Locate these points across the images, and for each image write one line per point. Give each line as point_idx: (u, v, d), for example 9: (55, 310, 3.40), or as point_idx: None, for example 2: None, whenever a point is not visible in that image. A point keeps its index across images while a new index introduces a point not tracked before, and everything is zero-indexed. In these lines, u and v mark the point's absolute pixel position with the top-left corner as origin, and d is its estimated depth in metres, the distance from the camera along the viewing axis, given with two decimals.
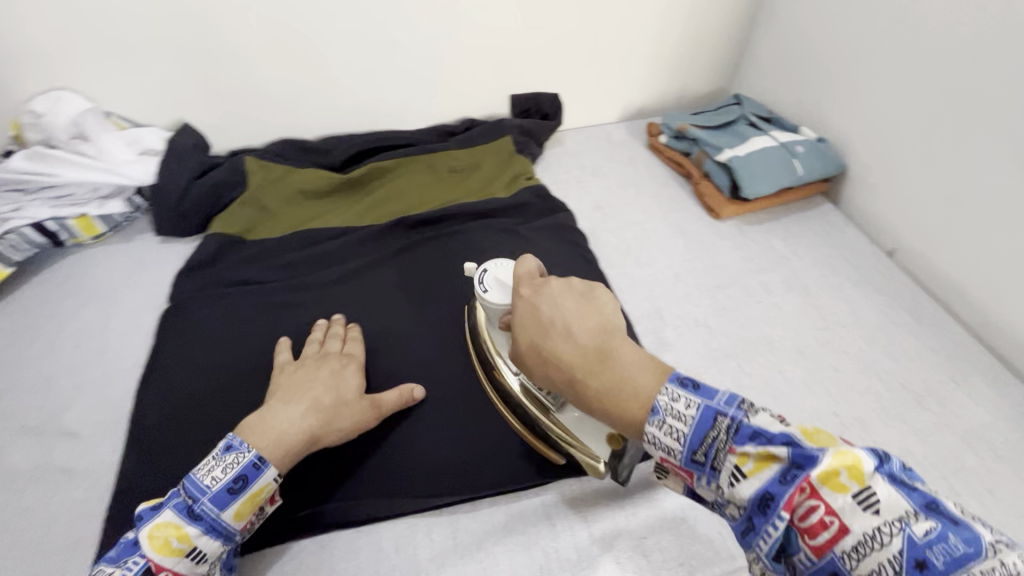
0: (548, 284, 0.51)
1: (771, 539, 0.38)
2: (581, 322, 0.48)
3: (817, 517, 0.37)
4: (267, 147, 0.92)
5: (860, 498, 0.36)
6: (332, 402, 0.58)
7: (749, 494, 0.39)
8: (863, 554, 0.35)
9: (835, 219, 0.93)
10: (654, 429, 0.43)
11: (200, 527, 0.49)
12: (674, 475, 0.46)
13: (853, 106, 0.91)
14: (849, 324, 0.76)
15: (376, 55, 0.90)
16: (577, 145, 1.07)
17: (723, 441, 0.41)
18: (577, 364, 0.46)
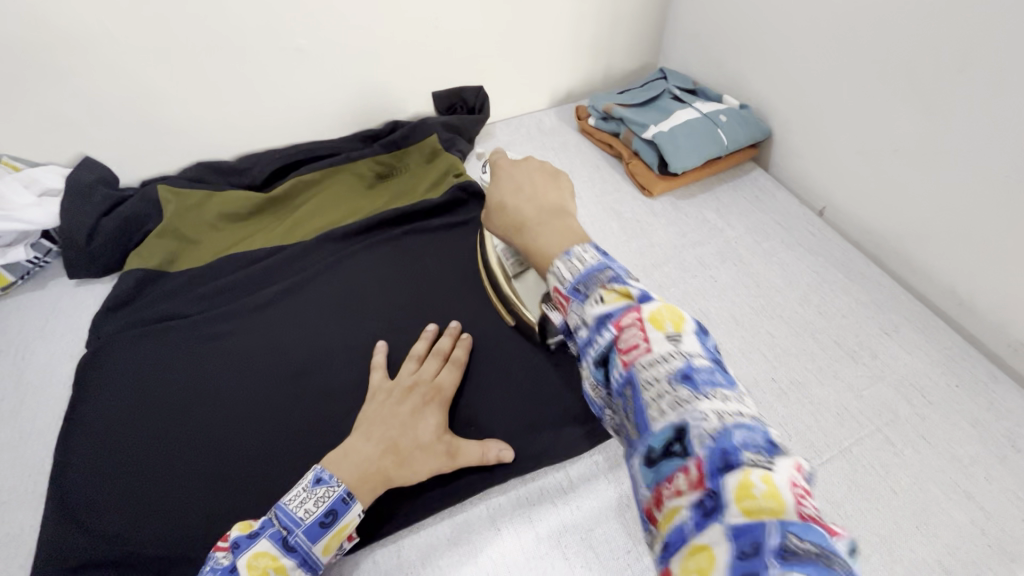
0: (527, 162, 0.59)
1: (598, 345, 0.41)
2: (528, 202, 0.54)
3: (635, 340, 0.39)
4: (182, 174, 0.88)
5: (672, 336, 0.39)
6: (410, 446, 0.56)
7: (596, 313, 0.42)
8: (653, 369, 0.38)
9: (765, 184, 0.93)
10: (561, 264, 0.46)
11: (292, 559, 0.48)
12: (559, 309, 0.47)
13: (771, 71, 0.91)
14: (783, 288, 0.77)
15: (286, 67, 0.87)
16: (508, 136, 1.06)
17: (603, 280, 0.43)
18: (526, 216, 0.53)
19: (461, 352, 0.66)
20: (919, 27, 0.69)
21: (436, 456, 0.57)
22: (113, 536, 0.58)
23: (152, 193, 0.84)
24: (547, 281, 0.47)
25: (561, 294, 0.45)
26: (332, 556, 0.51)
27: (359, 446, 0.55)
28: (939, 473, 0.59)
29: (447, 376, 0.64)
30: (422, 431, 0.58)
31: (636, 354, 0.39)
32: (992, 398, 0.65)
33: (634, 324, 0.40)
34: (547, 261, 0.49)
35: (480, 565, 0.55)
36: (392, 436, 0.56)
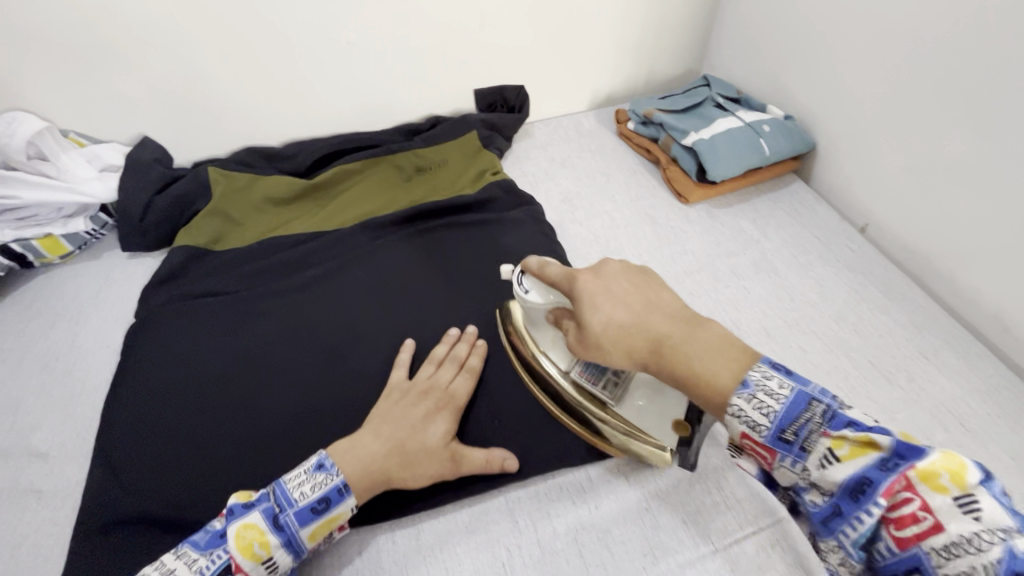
0: (609, 265, 0.56)
1: (861, 527, 0.41)
2: (639, 317, 0.52)
3: (911, 510, 0.39)
4: (231, 157, 0.92)
5: (962, 499, 0.38)
6: (415, 449, 0.57)
7: (840, 475, 0.42)
8: (955, 554, 0.38)
9: (805, 197, 0.92)
10: (742, 402, 0.45)
11: (278, 536, 0.50)
12: (749, 455, 0.48)
13: (819, 82, 0.89)
14: (819, 303, 0.75)
15: (335, 58, 0.90)
16: (545, 136, 1.06)
17: (815, 420, 0.44)
18: (664, 333, 0.51)
19: (476, 361, 0.66)
20: (977, 43, 0.67)
21: (436, 461, 0.57)
22: (144, 498, 0.61)
23: (203, 175, 0.88)
24: (728, 424, 0.47)
25: (754, 441, 0.45)
26: (318, 541, 0.52)
27: (367, 442, 0.57)
28: None
29: (460, 385, 0.64)
30: (430, 433, 0.58)
31: (915, 531, 0.39)
32: None
33: (900, 486, 0.40)
34: (721, 393, 0.47)
35: (496, 554, 0.56)
36: (400, 436, 0.57)
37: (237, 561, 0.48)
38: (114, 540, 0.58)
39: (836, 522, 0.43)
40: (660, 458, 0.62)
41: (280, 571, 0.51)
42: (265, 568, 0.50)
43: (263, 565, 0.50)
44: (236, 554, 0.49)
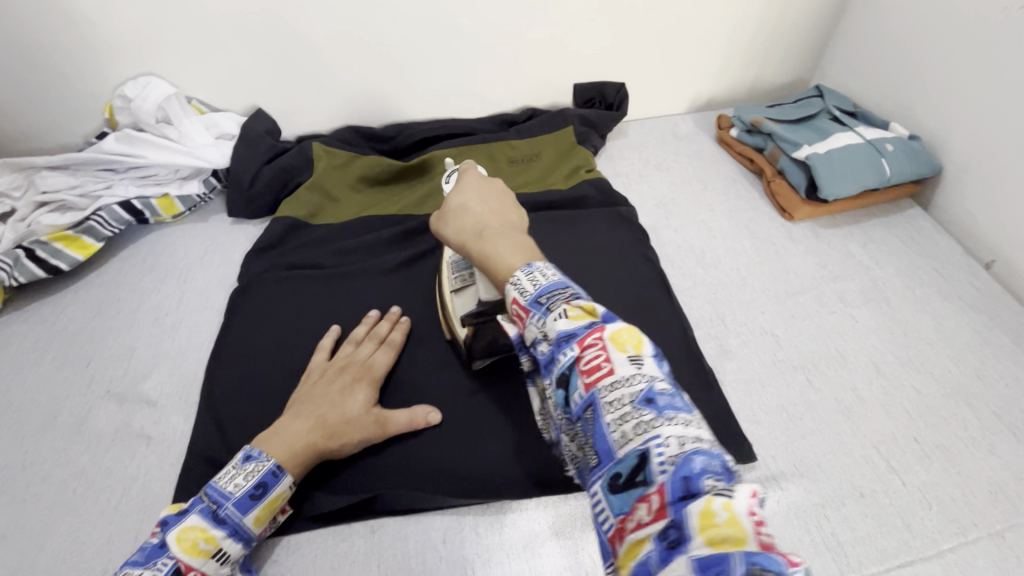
0: (469, 181, 0.59)
1: (562, 361, 0.40)
2: (491, 212, 0.55)
3: (597, 361, 0.39)
4: (332, 134, 0.94)
5: (633, 357, 0.39)
6: (335, 419, 0.57)
7: (560, 329, 0.41)
8: (614, 389, 0.38)
9: (924, 225, 0.85)
10: (522, 274, 0.46)
11: (225, 531, 0.50)
12: (516, 324, 0.47)
13: (954, 102, 0.82)
14: (935, 341, 0.70)
15: (443, 43, 0.90)
16: (640, 137, 1.03)
17: (565, 297, 0.44)
18: (489, 225, 0.54)
19: (398, 336, 0.68)
20: None
21: (368, 426, 0.58)
22: None
23: (307, 150, 0.90)
24: (506, 292, 0.47)
25: (518, 305, 0.45)
26: (266, 525, 0.53)
27: (294, 420, 0.57)
28: None
29: (380, 357, 0.65)
30: (351, 402, 0.59)
31: (597, 375, 0.39)
32: None
33: (594, 344, 0.40)
34: (506, 273, 0.49)
35: (580, 561, 0.55)
36: (320, 409, 0.58)
37: (190, 564, 0.48)
38: None
39: (552, 366, 0.41)
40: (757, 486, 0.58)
41: (233, 560, 0.51)
42: (218, 560, 0.50)
43: (218, 561, 0.50)
44: (187, 559, 0.48)
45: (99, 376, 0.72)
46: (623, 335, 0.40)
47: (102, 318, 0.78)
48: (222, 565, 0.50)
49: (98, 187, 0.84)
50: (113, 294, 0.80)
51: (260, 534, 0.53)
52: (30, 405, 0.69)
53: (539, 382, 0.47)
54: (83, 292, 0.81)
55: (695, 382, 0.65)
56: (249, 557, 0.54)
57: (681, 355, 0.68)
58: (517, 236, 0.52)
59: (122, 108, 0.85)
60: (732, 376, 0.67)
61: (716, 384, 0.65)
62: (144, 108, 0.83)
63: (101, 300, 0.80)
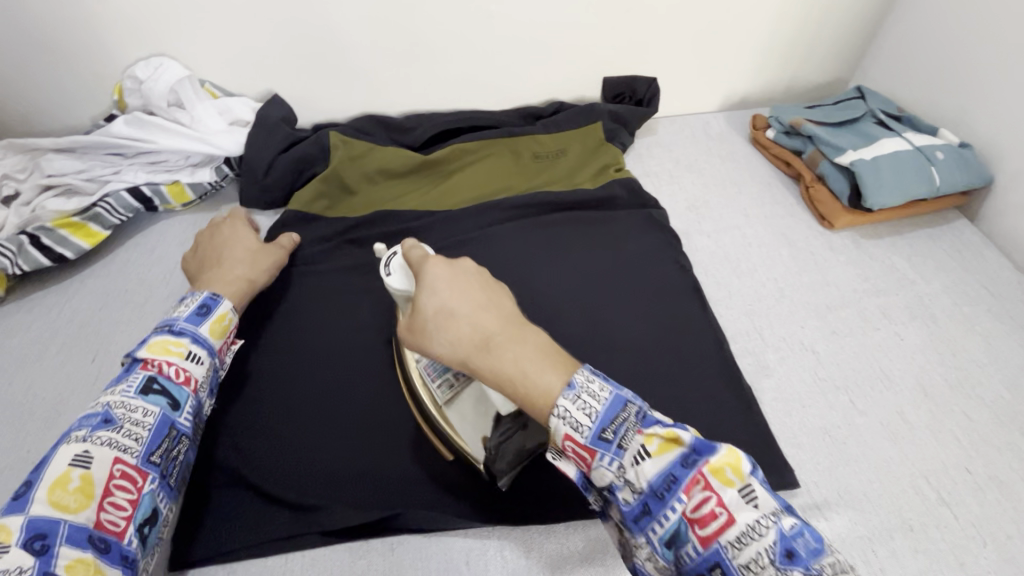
0: (433, 268, 0.49)
1: (666, 524, 0.39)
2: (482, 311, 0.47)
3: (710, 508, 0.38)
4: (350, 123, 0.90)
5: (741, 491, 0.38)
6: (249, 254, 0.68)
7: (648, 473, 0.40)
8: (744, 545, 0.37)
9: (970, 238, 0.81)
10: (568, 404, 0.41)
11: (187, 338, 0.55)
12: (569, 459, 0.43)
13: (1010, 109, 0.78)
14: (986, 364, 0.66)
15: (469, 31, 0.85)
16: (671, 135, 0.99)
17: (631, 422, 0.41)
18: (494, 330, 0.46)
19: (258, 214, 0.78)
20: None
21: (272, 251, 0.70)
22: (258, 463, 0.58)
23: (323, 138, 0.85)
24: (552, 427, 0.41)
25: (578, 444, 0.41)
26: (222, 340, 0.58)
27: (216, 280, 0.63)
28: None
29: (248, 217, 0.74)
30: (247, 240, 0.69)
31: (716, 528, 0.38)
32: None
33: (698, 486, 0.39)
34: (542, 401, 0.42)
35: None
36: (232, 264, 0.66)
37: (158, 359, 0.52)
38: (219, 495, 0.56)
39: (653, 518, 0.40)
40: (801, 515, 0.54)
41: (204, 364, 0.55)
42: (190, 362, 0.54)
43: (187, 360, 0.54)
44: (153, 358, 0.52)
45: (105, 371, 0.68)
46: (716, 462, 0.39)
47: (107, 310, 0.74)
48: (195, 366, 0.54)
49: (106, 171, 0.80)
50: (119, 286, 0.77)
51: (220, 352, 0.58)
52: (32, 400, 0.66)
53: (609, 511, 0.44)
54: (89, 282, 0.77)
55: (732, 401, 0.62)
56: (217, 377, 0.58)
57: (718, 370, 0.64)
58: (528, 340, 0.45)
59: (132, 89, 0.81)
60: (771, 395, 0.63)
61: (756, 404, 0.62)
62: (156, 90, 0.80)
63: (107, 291, 0.76)
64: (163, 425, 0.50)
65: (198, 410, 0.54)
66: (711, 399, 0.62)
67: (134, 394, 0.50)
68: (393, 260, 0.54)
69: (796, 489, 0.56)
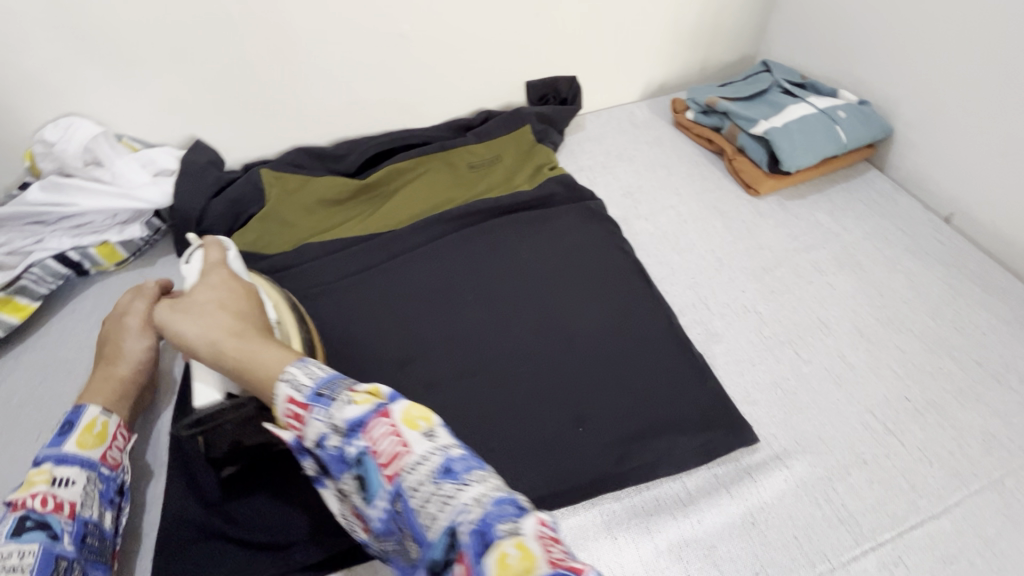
0: (214, 275, 0.58)
1: (354, 460, 0.42)
2: (239, 305, 0.55)
3: (394, 450, 0.41)
4: (281, 158, 0.90)
5: (427, 432, 0.41)
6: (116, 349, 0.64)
7: (348, 417, 0.42)
8: (415, 470, 0.39)
9: (882, 187, 0.87)
10: (296, 370, 0.46)
11: (51, 463, 0.52)
12: (292, 427, 0.45)
13: (895, 64, 0.84)
14: (911, 299, 0.71)
15: (387, 52, 0.87)
16: (599, 128, 1.02)
17: (348, 384, 0.45)
18: (235, 322, 0.53)
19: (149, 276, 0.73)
20: None
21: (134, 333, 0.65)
22: (233, 514, 0.56)
23: (255, 177, 0.85)
24: (278, 393, 0.45)
25: (297, 404, 0.44)
26: (99, 447, 0.55)
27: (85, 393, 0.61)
28: None
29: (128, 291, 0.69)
30: (110, 332, 0.65)
31: (398, 463, 0.40)
32: None
33: (384, 427, 0.41)
34: (271, 379, 0.47)
35: None
36: (103, 362, 0.63)
37: (23, 496, 0.49)
38: (192, 553, 0.54)
39: (347, 462, 0.42)
40: (764, 467, 0.57)
41: (80, 482, 0.52)
42: (62, 485, 0.51)
43: (57, 485, 0.51)
44: (20, 497, 0.49)
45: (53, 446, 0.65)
46: (413, 412, 0.42)
47: (47, 382, 0.71)
48: (69, 488, 0.51)
49: (27, 242, 0.77)
50: (58, 355, 0.74)
51: (102, 460, 0.55)
52: None
53: (328, 480, 0.46)
54: (24, 358, 0.74)
55: (687, 370, 0.64)
56: (108, 489, 0.55)
57: (671, 344, 0.67)
58: (264, 337, 0.52)
59: (43, 153, 0.77)
60: (722, 359, 0.66)
61: (710, 372, 0.64)
62: (70, 151, 0.77)
63: (45, 363, 0.73)
64: (48, 559, 0.46)
65: (92, 528, 0.51)
66: (669, 373, 0.64)
67: (5, 539, 0.46)
68: (195, 252, 0.62)
69: (756, 444, 0.59)
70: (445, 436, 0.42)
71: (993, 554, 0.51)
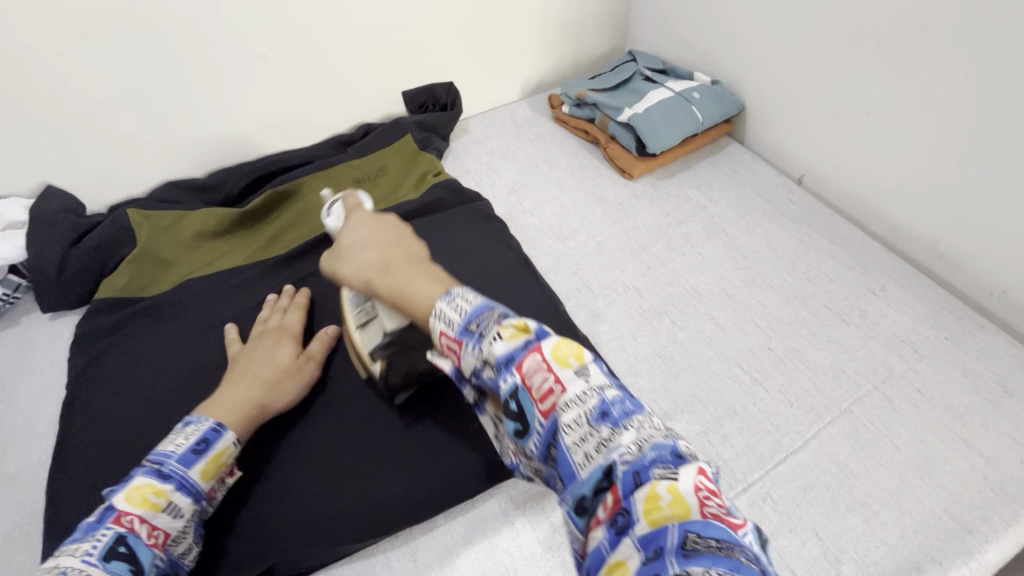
0: (354, 218, 0.57)
1: (506, 395, 0.40)
2: (392, 245, 0.54)
3: (547, 386, 0.40)
4: (151, 196, 0.86)
5: (579, 370, 0.40)
6: (271, 375, 0.62)
7: (499, 351, 0.41)
8: (570, 408, 0.39)
9: (742, 158, 0.94)
10: (443, 304, 0.45)
11: (172, 484, 0.50)
12: (446, 357, 0.45)
13: (736, 45, 0.91)
14: (769, 258, 0.77)
15: (246, 76, 0.85)
16: (483, 130, 1.05)
17: (495, 318, 0.43)
18: (394, 256, 0.52)
19: (302, 297, 0.73)
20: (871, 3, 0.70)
21: (294, 373, 0.64)
22: None
23: (122, 219, 0.81)
24: (431, 327, 0.45)
25: (450, 337, 0.44)
26: (213, 480, 0.54)
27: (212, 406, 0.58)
28: (937, 424, 0.60)
29: (291, 316, 0.70)
30: (280, 359, 0.64)
31: (553, 399, 0.39)
32: (983, 347, 0.66)
33: (536, 363, 0.40)
34: (426, 307, 0.47)
35: (497, 559, 0.57)
36: (247, 373, 0.61)
37: (133, 512, 0.47)
38: None
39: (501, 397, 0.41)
40: None
41: (184, 515, 0.51)
42: (170, 515, 0.49)
43: (167, 512, 0.49)
44: (130, 510, 0.48)
45: None
46: (570, 346, 0.41)
47: None
48: (173, 519, 0.50)
49: None
50: None
51: (208, 493, 0.53)
52: None
53: (486, 405, 0.46)
54: None
55: None
56: (196, 526, 0.53)
57: (557, 330, 0.69)
58: (420, 266, 0.51)
59: None
60: (605, 337, 0.70)
61: (593, 350, 0.67)
62: None
63: None
64: None
65: (167, 564, 0.49)
66: None
67: (97, 561, 0.44)
68: (336, 205, 0.64)
69: None
70: (600, 380, 0.40)
71: (845, 477, 0.57)
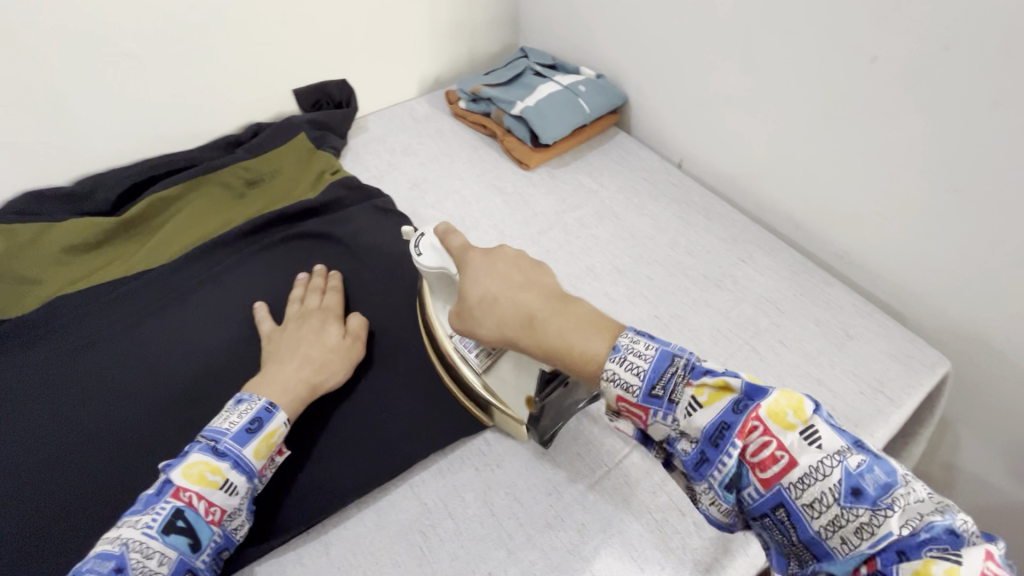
0: (471, 259, 0.57)
1: (724, 468, 0.44)
2: (521, 289, 0.54)
3: (770, 453, 0.43)
4: (6, 208, 0.78)
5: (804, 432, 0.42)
6: (320, 355, 0.65)
7: (703, 425, 0.44)
8: (808, 485, 0.42)
9: (629, 146, 1.01)
10: (615, 365, 0.47)
11: (228, 462, 0.53)
12: (626, 418, 0.50)
13: (614, 40, 0.97)
14: (655, 236, 0.84)
15: (111, 75, 0.79)
16: (382, 127, 1.04)
17: (682, 376, 0.46)
18: (535, 307, 0.53)
19: (336, 280, 0.76)
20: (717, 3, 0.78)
21: (346, 353, 0.67)
22: None
23: None
24: (604, 390, 0.48)
25: (630, 403, 0.46)
26: (266, 459, 0.56)
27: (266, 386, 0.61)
28: (796, 368, 0.69)
29: (331, 298, 0.73)
30: (328, 337, 0.67)
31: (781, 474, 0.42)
32: (829, 300, 0.76)
33: (756, 432, 0.43)
34: (592, 365, 0.49)
35: (411, 541, 0.58)
36: (299, 355, 0.64)
37: (192, 488, 0.50)
38: None
39: (708, 475, 0.45)
40: None
41: (240, 493, 0.53)
42: (226, 492, 0.52)
43: (223, 490, 0.52)
44: (188, 485, 0.51)
45: None
46: (773, 407, 0.43)
47: None
48: (229, 496, 0.52)
49: None
50: None
51: (261, 472, 0.56)
52: None
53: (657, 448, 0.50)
54: None
55: None
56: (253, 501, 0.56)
57: None
58: (572, 314, 0.52)
59: None
60: None
61: None
62: None
63: None
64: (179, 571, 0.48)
65: (221, 540, 0.52)
66: None
67: (156, 533, 0.48)
68: (424, 242, 0.63)
69: None
70: (840, 444, 0.42)
71: None
